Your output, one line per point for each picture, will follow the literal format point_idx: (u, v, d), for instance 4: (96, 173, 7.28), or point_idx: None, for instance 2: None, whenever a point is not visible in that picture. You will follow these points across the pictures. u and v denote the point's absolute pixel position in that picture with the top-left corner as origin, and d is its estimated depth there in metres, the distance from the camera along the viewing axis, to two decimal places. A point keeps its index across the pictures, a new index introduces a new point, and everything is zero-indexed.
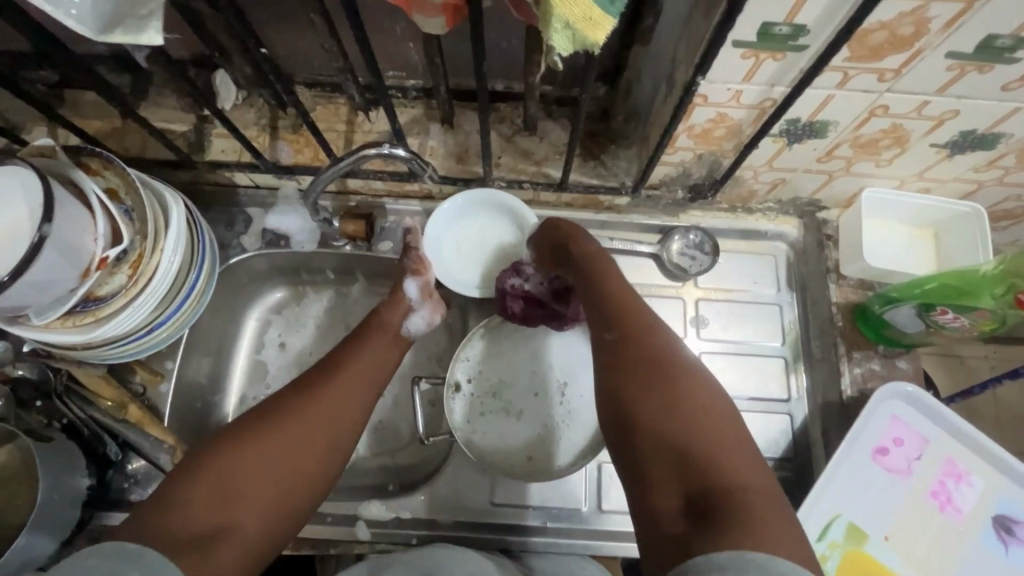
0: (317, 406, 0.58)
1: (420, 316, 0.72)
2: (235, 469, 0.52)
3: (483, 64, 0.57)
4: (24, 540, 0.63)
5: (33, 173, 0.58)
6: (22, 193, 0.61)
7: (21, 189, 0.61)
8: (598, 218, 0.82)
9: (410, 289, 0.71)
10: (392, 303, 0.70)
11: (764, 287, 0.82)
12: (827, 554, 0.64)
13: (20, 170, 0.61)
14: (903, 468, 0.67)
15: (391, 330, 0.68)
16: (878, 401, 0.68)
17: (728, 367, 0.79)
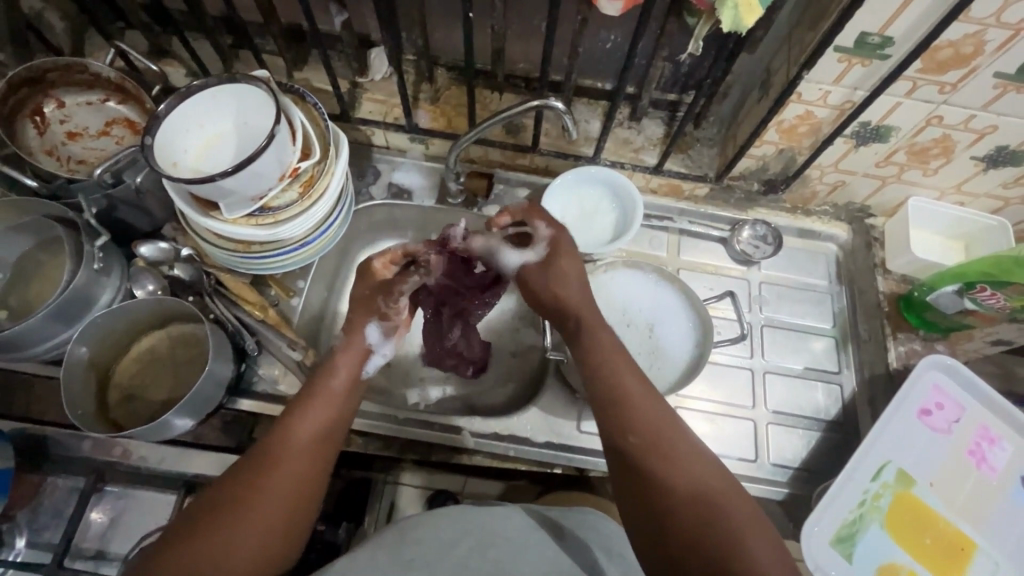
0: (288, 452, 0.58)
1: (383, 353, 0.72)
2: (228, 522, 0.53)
3: (636, 46, 0.74)
4: (182, 405, 0.70)
5: (258, 92, 0.71)
6: (235, 109, 0.73)
7: (236, 105, 0.72)
8: (679, 206, 0.96)
9: (372, 333, 0.70)
10: (347, 342, 0.68)
11: (817, 277, 0.94)
12: (880, 492, 0.72)
13: (237, 89, 0.72)
14: (944, 428, 0.76)
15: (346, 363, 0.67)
16: (922, 371, 0.78)
17: (786, 341, 0.90)
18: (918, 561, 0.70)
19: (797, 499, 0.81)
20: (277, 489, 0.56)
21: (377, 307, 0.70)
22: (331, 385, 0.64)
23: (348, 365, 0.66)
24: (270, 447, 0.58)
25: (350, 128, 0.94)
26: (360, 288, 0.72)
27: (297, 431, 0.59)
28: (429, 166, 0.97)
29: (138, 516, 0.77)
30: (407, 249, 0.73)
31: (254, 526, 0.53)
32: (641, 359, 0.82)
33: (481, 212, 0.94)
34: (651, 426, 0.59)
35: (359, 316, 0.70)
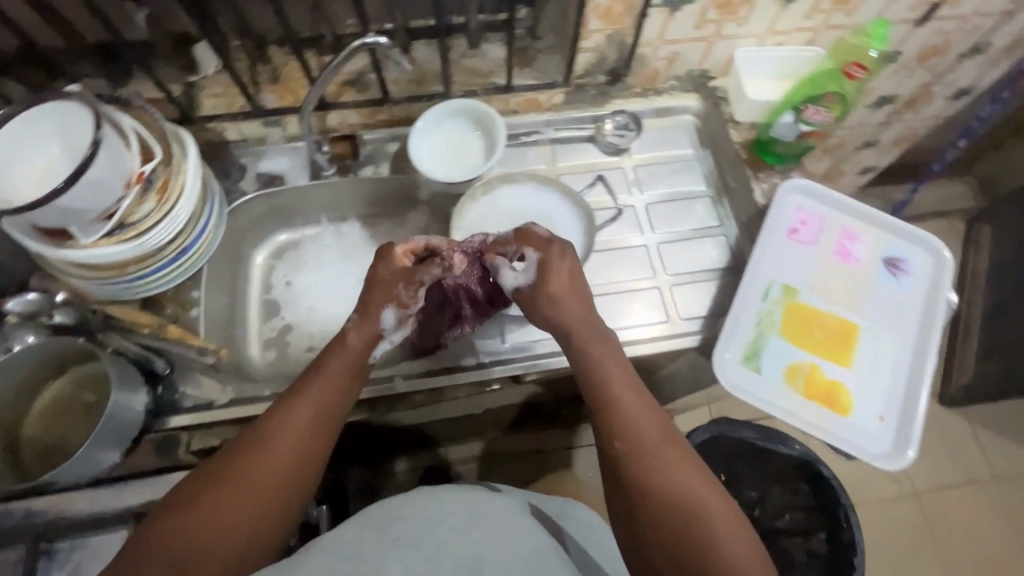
0: (278, 447, 0.60)
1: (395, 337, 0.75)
2: (220, 505, 0.55)
3: None
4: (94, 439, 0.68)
5: (73, 107, 0.68)
6: (56, 131, 0.69)
7: (55, 126, 0.69)
8: (542, 117, 1.00)
9: (388, 319, 0.73)
10: (359, 325, 0.71)
11: (683, 148, 1.02)
12: (771, 308, 0.81)
13: (48, 111, 0.69)
14: (810, 239, 0.86)
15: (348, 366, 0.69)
16: (782, 196, 0.89)
17: (670, 210, 0.97)
18: (812, 351, 0.78)
19: (710, 342, 0.89)
20: (276, 472, 0.59)
21: (396, 294, 0.73)
22: (338, 365, 0.68)
23: (361, 348, 0.70)
24: (273, 430, 0.61)
25: (198, 129, 0.92)
26: (381, 279, 0.74)
27: (298, 417, 0.62)
28: (293, 146, 0.97)
29: (93, 561, 0.75)
30: (431, 242, 0.77)
31: (252, 507, 0.56)
32: None
33: (357, 176, 0.96)
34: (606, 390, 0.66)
35: (375, 299, 0.73)
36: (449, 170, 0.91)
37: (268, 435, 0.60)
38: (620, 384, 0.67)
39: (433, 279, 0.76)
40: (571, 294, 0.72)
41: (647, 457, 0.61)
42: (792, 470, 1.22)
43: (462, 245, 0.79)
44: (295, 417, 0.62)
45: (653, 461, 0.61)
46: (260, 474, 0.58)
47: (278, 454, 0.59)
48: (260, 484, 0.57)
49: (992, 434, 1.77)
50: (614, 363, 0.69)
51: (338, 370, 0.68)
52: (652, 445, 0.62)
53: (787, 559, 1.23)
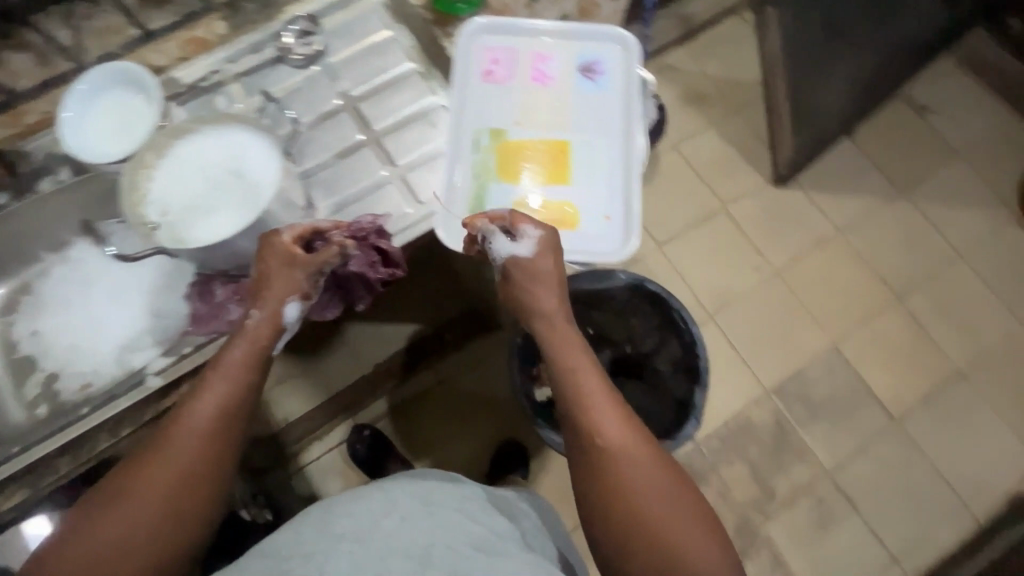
0: (176, 452, 0.61)
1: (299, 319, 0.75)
2: (117, 516, 0.58)
3: None
4: None
5: None
6: None
7: None
8: (216, 57, 0.91)
9: (292, 310, 0.73)
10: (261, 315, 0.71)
11: (377, 32, 0.95)
12: (484, 158, 0.80)
13: None
14: (505, 75, 0.84)
15: (247, 361, 0.69)
16: (467, 41, 0.85)
17: (381, 100, 0.91)
18: (522, 184, 0.79)
19: None
20: (186, 476, 0.61)
21: (298, 287, 0.73)
22: (238, 357, 0.68)
23: (265, 333, 0.71)
24: (170, 441, 0.61)
25: None
26: (280, 274, 0.72)
27: (196, 421, 0.63)
28: None
29: None
30: (317, 227, 0.76)
31: (160, 513, 0.58)
32: (245, 198, 0.78)
33: (36, 194, 0.86)
34: (565, 356, 0.70)
35: (276, 296, 0.72)
36: (112, 144, 0.82)
37: (172, 445, 0.61)
38: (592, 382, 0.68)
39: (333, 264, 0.76)
40: (546, 288, 0.72)
41: (630, 463, 0.63)
42: (631, 298, 1.28)
43: (348, 227, 0.79)
44: (202, 423, 0.63)
45: (633, 466, 0.63)
46: (156, 481, 0.59)
47: (179, 461, 0.60)
48: (167, 491, 0.59)
49: (827, 195, 1.90)
50: (582, 349, 0.71)
51: (242, 364, 0.68)
52: (600, 400, 0.66)
53: (657, 376, 1.32)
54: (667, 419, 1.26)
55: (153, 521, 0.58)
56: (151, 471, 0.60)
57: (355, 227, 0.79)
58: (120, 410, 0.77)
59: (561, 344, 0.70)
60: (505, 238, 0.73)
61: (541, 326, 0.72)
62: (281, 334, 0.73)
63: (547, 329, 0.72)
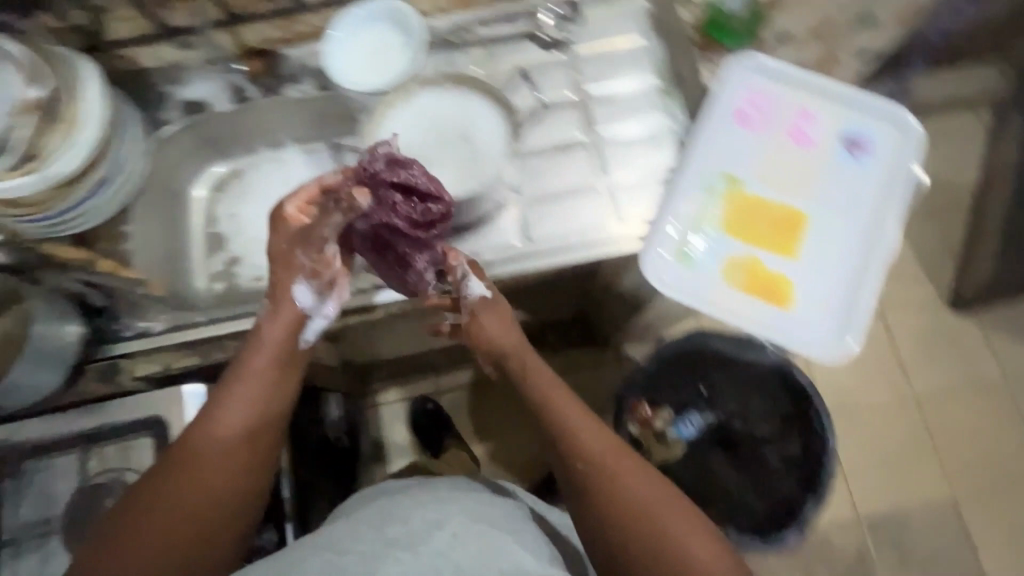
0: (200, 456, 0.63)
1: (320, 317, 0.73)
2: (172, 501, 0.61)
3: None
4: (28, 375, 0.74)
5: None
6: None
7: None
8: (475, 16, 0.92)
9: (304, 295, 0.71)
10: (275, 315, 0.70)
11: (630, 38, 0.92)
12: (711, 198, 0.85)
13: None
14: (760, 124, 0.87)
15: (277, 363, 0.69)
16: (731, 74, 0.89)
17: (617, 105, 0.88)
18: (750, 241, 0.83)
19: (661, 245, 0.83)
20: (234, 461, 0.64)
21: (301, 260, 0.70)
22: (259, 366, 0.68)
23: (278, 342, 0.70)
24: (207, 439, 0.64)
25: (110, 58, 0.88)
26: (294, 251, 0.70)
27: (231, 420, 0.65)
28: (212, 68, 0.91)
29: (49, 487, 0.76)
30: (324, 184, 0.69)
31: (207, 502, 0.62)
32: (474, 162, 0.81)
33: (283, 95, 0.91)
34: (520, 355, 0.75)
35: (284, 279, 0.70)
36: (363, 77, 0.87)
37: (199, 446, 0.64)
38: (618, 469, 0.65)
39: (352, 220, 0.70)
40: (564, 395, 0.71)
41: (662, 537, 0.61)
42: (768, 379, 1.20)
43: (356, 173, 0.69)
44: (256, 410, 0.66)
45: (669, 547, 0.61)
46: (207, 469, 0.63)
47: (222, 450, 0.64)
48: (226, 470, 0.64)
49: None
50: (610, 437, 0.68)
51: (273, 363, 0.69)
52: (592, 443, 0.67)
53: (765, 470, 1.17)
54: (762, 515, 1.16)
55: (204, 507, 0.62)
56: (215, 454, 0.64)
57: (377, 157, 0.68)
58: None
59: (526, 371, 0.74)
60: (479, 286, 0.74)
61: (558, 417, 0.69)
62: (304, 326, 0.72)
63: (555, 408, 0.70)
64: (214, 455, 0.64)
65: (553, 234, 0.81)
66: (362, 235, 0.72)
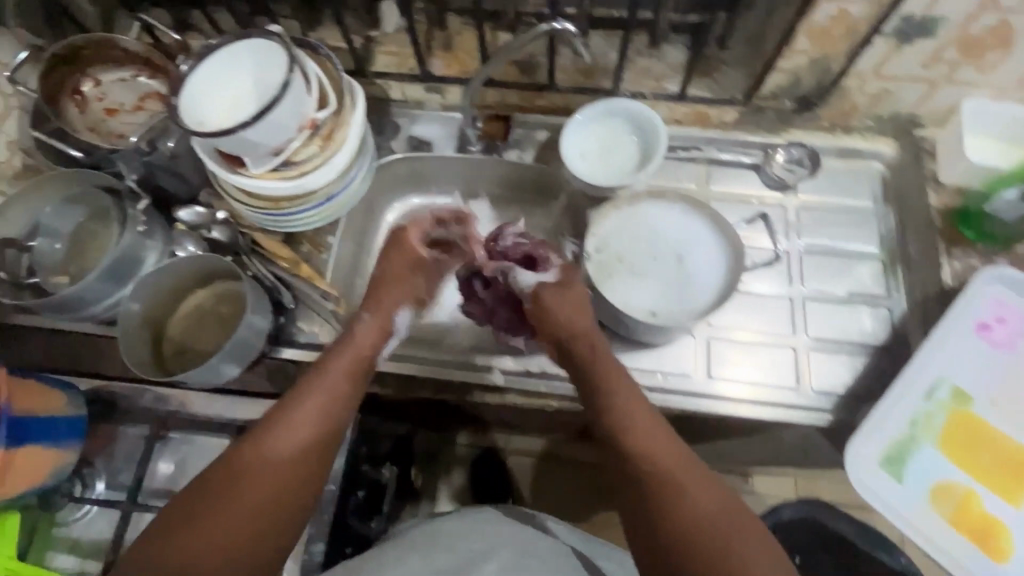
0: (251, 475, 0.59)
1: (403, 318, 0.74)
2: (197, 533, 0.55)
3: None
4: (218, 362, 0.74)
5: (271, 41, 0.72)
6: (254, 67, 0.74)
7: (252, 58, 0.74)
8: (707, 134, 0.91)
9: (401, 318, 0.74)
10: (371, 323, 0.71)
11: (860, 200, 0.88)
12: (934, 411, 0.69)
13: (259, 46, 0.74)
14: (1007, 342, 0.71)
15: (349, 370, 0.67)
16: (981, 282, 0.73)
17: (828, 264, 0.86)
18: (978, 481, 0.67)
19: (844, 426, 0.78)
20: (275, 486, 0.59)
21: (416, 287, 0.75)
22: (336, 376, 0.66)
23: (360, 353, 0.69)
24: (253, 458, 0.59)
25: (366, 84, 0.95)
26: (390, 256, 0.74)
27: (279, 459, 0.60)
28: (446, 116, 0.96)
29: (194, 460, 0.80)
30: (439, 215, 0.77)
31: (239, 532, 0.56)
32: (678, 286, 0.81)
33: (501, 157, 0.94)
34: (585, 340, 0.68)
35: (390, 297, 0.73)
36: (597, 173, 0.86)
37: (246, 464, 0.59)
38: (645, 442, 0.61)
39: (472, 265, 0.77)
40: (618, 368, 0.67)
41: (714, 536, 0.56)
42: None
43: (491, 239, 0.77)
44: (301, 444, 0.62)
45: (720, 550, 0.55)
46: (250, 492, 0.58)
47: (280, 466, 0.60)
48: (256, 517, 0.57)
49: None
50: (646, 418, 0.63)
51: (323, 398, 0.64)
52: (658, 451, 0.61)
53: None
54: None
55: (219, 551, 0.55)
56: (249, 495, 0.58)
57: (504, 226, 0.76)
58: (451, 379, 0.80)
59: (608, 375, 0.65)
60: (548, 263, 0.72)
61: (609, 397, 0.64)
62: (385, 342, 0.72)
63: (597, 368, 0.66)
64: (253, 484, 0.58)
65: (733, 380, 0.79)
66: (455, 275, 0.81)
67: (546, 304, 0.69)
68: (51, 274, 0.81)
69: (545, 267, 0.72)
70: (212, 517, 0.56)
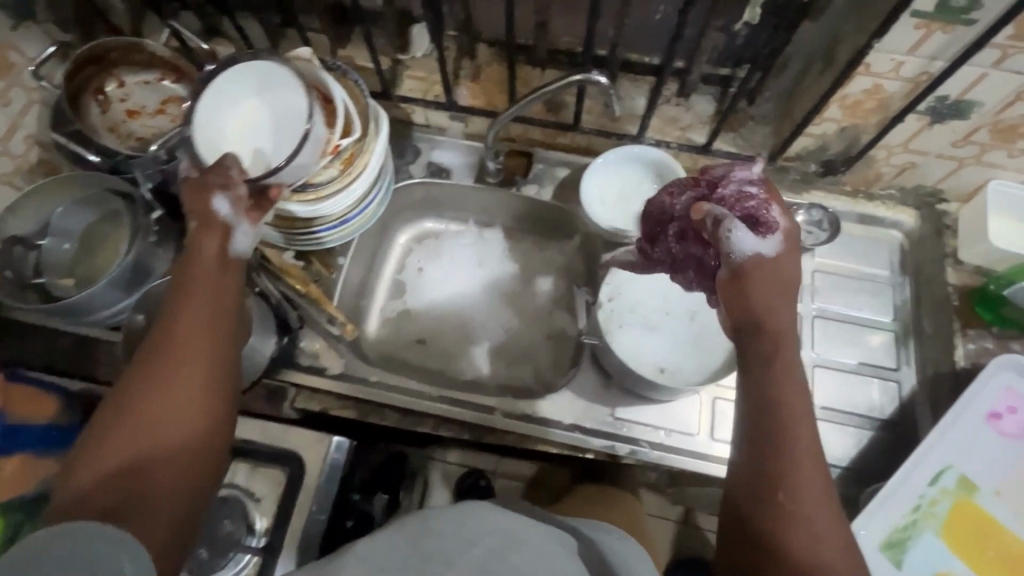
0: (166, 372, 0.50)
1: (244, 232, 0.61)
2: (134, 443, 0.47)
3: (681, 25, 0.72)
4: None
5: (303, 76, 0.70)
6: (280, 95, 0.72)
7: (282, 86, 0.72)
8: None
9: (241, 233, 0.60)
10: (203, 233, 0.58)
11: (877, 268, 0.87)
12: (938, 498, 0.68)
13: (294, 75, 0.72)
14: (1017, 433, 0.70)
15: (213, 260, 0.58)
16: (993, 370, 0.72)
17: (840, 332, 0.84)
18: (977, 573, 0.66)
19: (843, 501, 0.77)
20: (199, 382, 0.51)
21: (213, 186, 0.60)
22: (212, 274, 0.57)
23: (211, 258, 0.58)
24: (174, 352, 0.51)
25: (390, 106, 0.95)
26: (212, 174, 0.60)
27: (189, 307, 0.54)
28: (468, 144, 0.95)
29: None
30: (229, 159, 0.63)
31: (181, 431, 0.49)
32: (691, 344, 0.80)
33: (519, 191, 0.93)
34: (774, 338, 0.54)
35: (199, 205, 0.59)
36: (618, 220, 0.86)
37: (179, 356, 0.51)
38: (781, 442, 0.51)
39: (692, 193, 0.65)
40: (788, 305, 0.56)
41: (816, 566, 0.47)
42: None
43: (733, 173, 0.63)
44: (188, 360, 0.51)
45: None
46: (178, 395, 0.50)
47: (191, 368, 0.51)
48: (192, 409, 0.50)
49: None
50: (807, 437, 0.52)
51: (204, 306, 0.54)
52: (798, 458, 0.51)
53: None
54: None
55: (165, 465, 0.48)
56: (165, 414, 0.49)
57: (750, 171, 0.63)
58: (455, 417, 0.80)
59: (782, 361, 0.54)
60: (754, 237, 0.57)
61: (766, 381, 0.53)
62: (234, 240, 0.60)
63: (770, 349, 0.54)
64: (187, 385, 0.51)
65: None
66: (643, 225, 0.71)
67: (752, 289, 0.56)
68: (58, 274, 0.80)
69: (767, 231, 0.57)
70: (156, 404, 0.49)
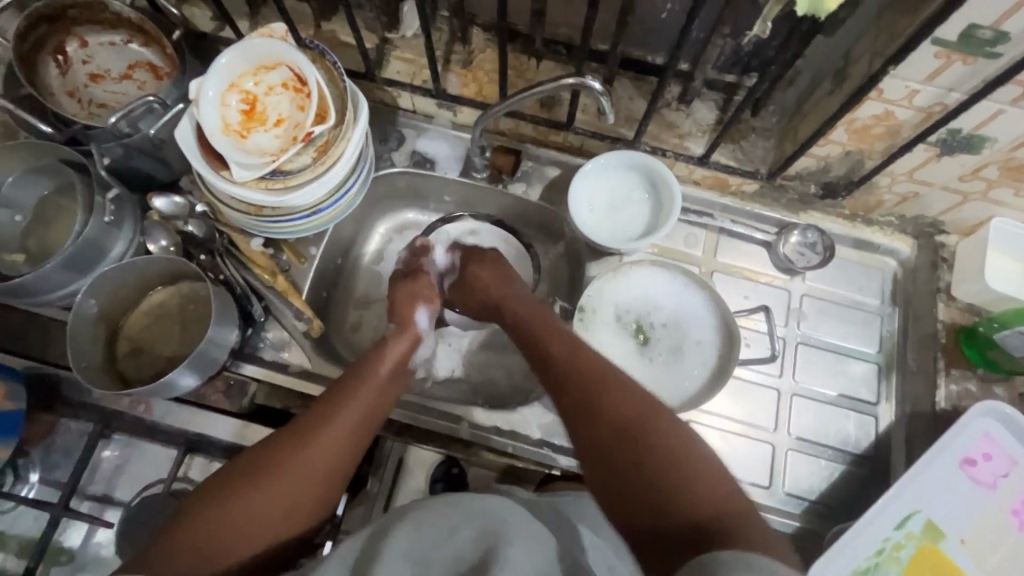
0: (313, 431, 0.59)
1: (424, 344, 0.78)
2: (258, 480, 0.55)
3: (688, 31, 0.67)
4: (172, 377, 0.69)
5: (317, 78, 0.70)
6: (284, 89, 0.73)
7: (288, 80, 0.72)
8: (722, 202, 0.86)
9: (423, 319, 0.77)
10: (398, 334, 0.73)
11: (868, 297, 0.84)
12: (902, 542, 0.67)
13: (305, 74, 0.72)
14: (988, 481, 0.69)
15: (393, 359, 0.69)
16: (972, 417, 0.70)
17: (824, 363, 0.81)
18: None
19: (808, 534, 0.76)
20: (339, 447, 0.59)
21: (421, 295, 0.78)
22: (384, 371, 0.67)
23: (396, 359, 0.70)
24: (325, 414, 0.60)
25: (375, 88, 0.89)
26: (418, 284, 0.79)
27: (345, 418, 0.60)
28: (457, 135, 0.90)
29: (141, 465, 0.78)
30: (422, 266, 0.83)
31: (311, 476, 0.57)
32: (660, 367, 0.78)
33: (505, 190, 0.88)
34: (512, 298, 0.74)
35: (405, 305, 0.77)
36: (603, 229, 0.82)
37: (332, 418, 0.60)
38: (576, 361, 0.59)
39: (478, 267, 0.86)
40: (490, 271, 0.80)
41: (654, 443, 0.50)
42: None
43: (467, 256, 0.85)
44: (335, 419, 0.60)
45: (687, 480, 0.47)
46: (308, 458, 0.57)
47: (339, 431, 0.59)
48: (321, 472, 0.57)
49: None
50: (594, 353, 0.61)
51: (366, 406, 0.62)
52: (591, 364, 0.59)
53: None
54: None
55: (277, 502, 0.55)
56: (263, 489, 0.55)
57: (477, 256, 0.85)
58: (423, 426, 0.79)
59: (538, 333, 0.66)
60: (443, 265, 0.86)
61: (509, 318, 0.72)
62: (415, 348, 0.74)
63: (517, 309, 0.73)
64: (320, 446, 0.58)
65: None
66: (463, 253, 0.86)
67: (474, 280, 0.79)
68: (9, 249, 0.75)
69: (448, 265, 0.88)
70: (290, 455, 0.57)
